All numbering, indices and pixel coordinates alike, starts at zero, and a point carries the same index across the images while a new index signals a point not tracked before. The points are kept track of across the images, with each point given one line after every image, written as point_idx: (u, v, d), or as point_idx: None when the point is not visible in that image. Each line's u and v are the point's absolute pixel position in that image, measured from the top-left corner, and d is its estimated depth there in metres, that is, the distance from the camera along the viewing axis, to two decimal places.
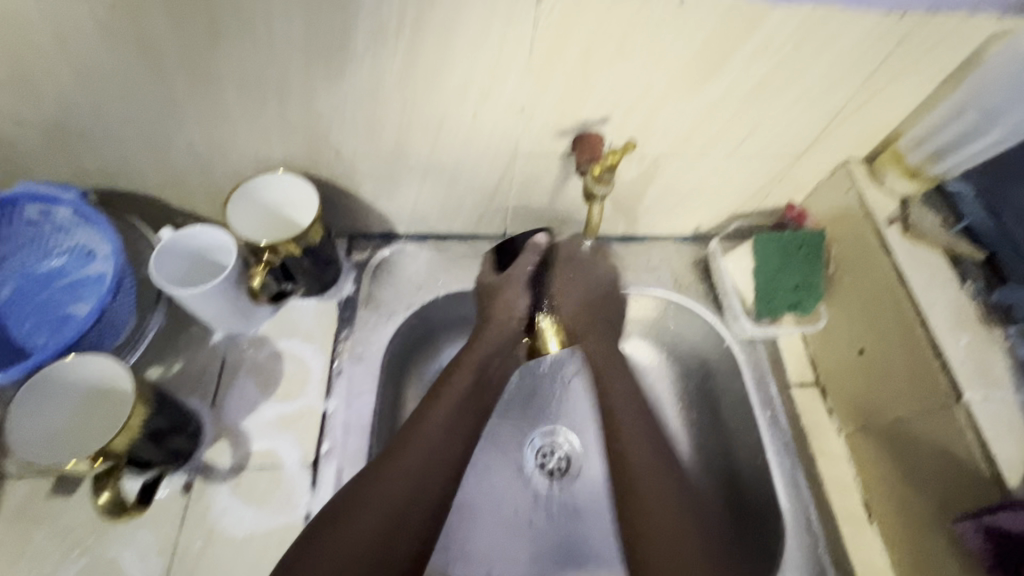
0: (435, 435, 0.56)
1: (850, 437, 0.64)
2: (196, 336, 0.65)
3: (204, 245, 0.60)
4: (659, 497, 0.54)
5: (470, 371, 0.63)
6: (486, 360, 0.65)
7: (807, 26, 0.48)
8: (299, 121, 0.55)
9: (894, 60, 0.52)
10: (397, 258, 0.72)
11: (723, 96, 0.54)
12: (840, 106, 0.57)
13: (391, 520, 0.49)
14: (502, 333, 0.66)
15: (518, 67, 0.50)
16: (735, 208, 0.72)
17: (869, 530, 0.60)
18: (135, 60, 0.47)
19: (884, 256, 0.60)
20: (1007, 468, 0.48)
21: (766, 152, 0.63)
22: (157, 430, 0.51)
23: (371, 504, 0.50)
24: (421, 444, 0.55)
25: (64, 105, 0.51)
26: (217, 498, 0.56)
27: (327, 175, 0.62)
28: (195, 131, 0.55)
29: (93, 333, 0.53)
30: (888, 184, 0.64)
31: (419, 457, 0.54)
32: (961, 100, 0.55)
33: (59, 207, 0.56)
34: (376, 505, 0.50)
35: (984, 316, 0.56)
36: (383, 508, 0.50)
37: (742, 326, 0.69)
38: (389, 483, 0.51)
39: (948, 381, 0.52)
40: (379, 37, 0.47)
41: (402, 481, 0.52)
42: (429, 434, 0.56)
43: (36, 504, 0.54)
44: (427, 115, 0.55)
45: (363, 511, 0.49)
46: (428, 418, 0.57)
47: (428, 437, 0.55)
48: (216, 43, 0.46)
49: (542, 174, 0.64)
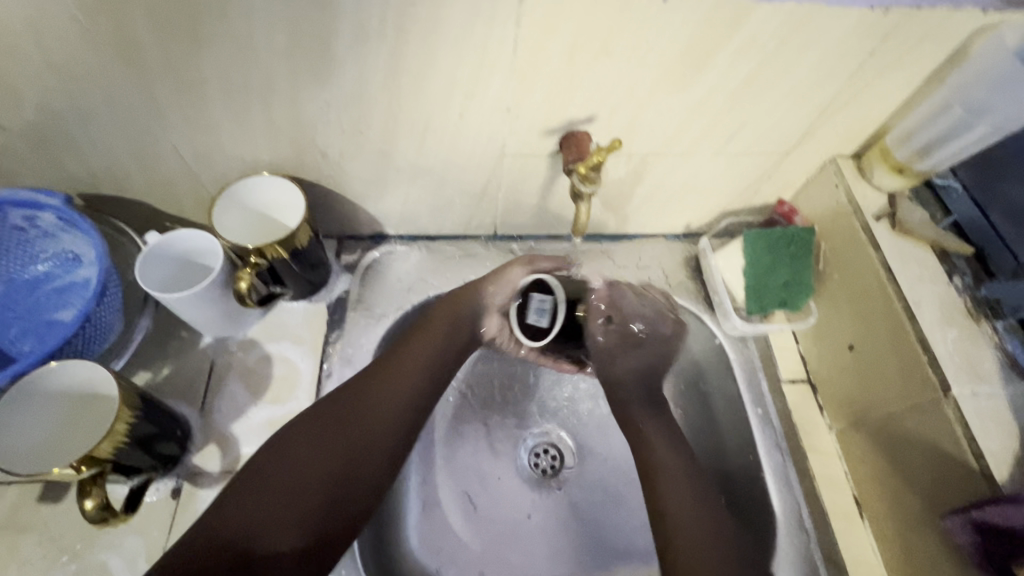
0: (397, 389, 0.58)
1: (841, 434, 0.64)
2: (185, 340, 0.64)
3: (191, 249, 0.59)
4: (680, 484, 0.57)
5: (437, 334, 0.63)
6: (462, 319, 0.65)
7: (791, 23, 0.48)
8: (284, 123, 0.54)
9: (880, 56, 0.52)
10: (386, 259, 0.72)
11: (710, 94, 0.54)
12: (826, 103, 0.57)
13: (337, 463, 0.53)
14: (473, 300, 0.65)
15: (502, 68, 0.50)
16: (725, 206, 0.72)
17: (860, 526, 0.60)
18: (116, 63, 0.47)
19: (872, 251, 0.60)
20: (995, 463, 0.48)
21: (754, 150, 0.63)
22: (144, 436, 0.51)
23: (308, 451, 0.52)
24: (375, 404, 0.56)
25: (46, 110, 0.51)
26: (207, 503, 0.56)
27: (314, 177, 0.62)
28: (180, 134, 0.54)
29: (79, 338, 0.53)
30: (875, 181, 0.63)
31: (378, 408, 0.56)
32: (946, 96, 0.55)
33: (43, 213, 0.55)
34: (323, 446, 0.53)
35: (973, 311, 0.56)
36: (333, 452, 0.53)
37: (733, 324, 0.69)
38: (337, 432, 0.54)
39: (937, 376, 0.52)
40: (361, 38, 0.46)
41: (349, 428, 0.54)
42: (388, 392, 0.57)
43: (24, 511, 0.54)
44: (413, 116, 0.55)
45: (310, 442, 0.53)
46: (391, 380, 0.58)
47: (396, 395, 0.58)
48: (197, 46, 0.46)
49: (530, 174, 0.64)
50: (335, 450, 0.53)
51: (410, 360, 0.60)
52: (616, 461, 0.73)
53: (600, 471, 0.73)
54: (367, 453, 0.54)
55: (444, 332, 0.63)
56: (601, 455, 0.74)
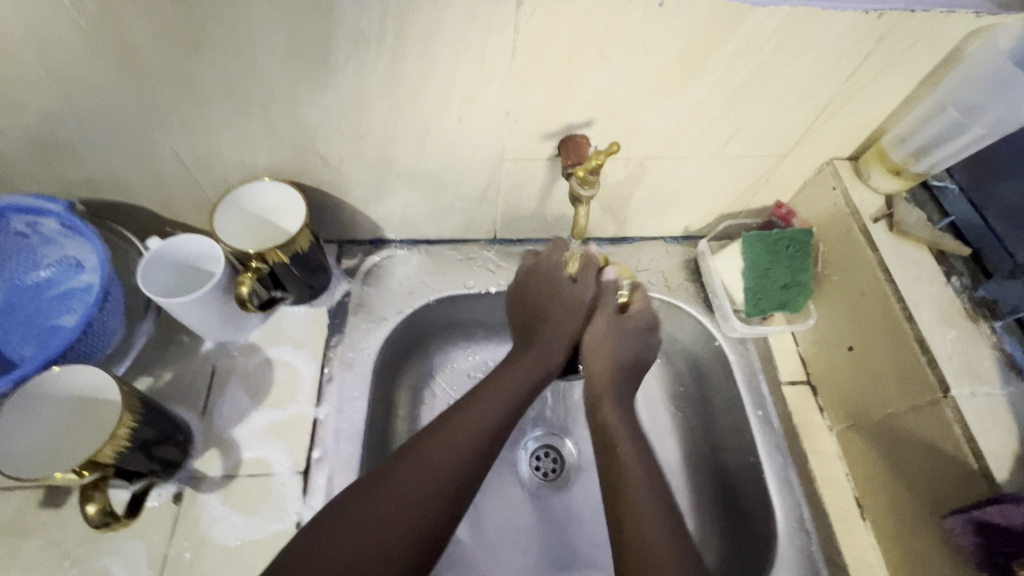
0: (475, 430, 0.54)
1: (841, 434, 0.64)
2: (186, 345, 0.65)
3: (192, 253, 0.60)
4: (646, 488, 0.53)
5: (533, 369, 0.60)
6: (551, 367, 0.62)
7: (786, 27, 0.48)
8: (285, 129, 0.55)
9: (874, 59, 0.52)
10: (387, 264, 0.73)
11: (707, 97, 0.55)
12: (823, 105, 0.57)
13: (410, 526, 0.48)
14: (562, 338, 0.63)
15: (501, 72, 0.50)
16: (724, 209, 0.73)
17: (862, 527, 0.60)
18: (118, 70, 0.47)
19: (869, 253, 0.61)
20: (995, 463, 0.48)
21: (752, 152, 0.63)
22: (145, 440, 0.51)
23: (387, 500, 0.48)
24: (440, 447, 0.52)
25: (48, 117, 0.51)
26: (208, 507, 0.56)
27: (314, 182, 0.62)
28: (181, 140, 0.55)
29: (82, 343, 0.53)
30: (873, 183, 0.64)
31: (438, 452, 0.52)
32: (940, 97, 0.55)
33: (46, 219, 0.56)
34: (390, 507, 0.48)
35: (971, 312, 0.57)
36: (420, 488, 0.50)
37: (733, 326, 0.69)
38: (396, 483, 0.49)
39: (935, 376, 0.53)
40: (361, 44, 0.47)
41: (426, 473, 0.50)
42: (462, 430, 0.54)
43: (25, 517, 0.54)
44: (413, 121, 0.55)
45: (383, 492, 0.49)
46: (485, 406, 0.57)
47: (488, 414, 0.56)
48: (198, 53, 0.46)
49: (529, 178, 0.64)
50: (413, 504, 0.49)
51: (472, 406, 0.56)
52: None
53: (600, 474, 0.73)
54: (431, 508, 0.49)
55: (533, 377, 0.60)
56: None
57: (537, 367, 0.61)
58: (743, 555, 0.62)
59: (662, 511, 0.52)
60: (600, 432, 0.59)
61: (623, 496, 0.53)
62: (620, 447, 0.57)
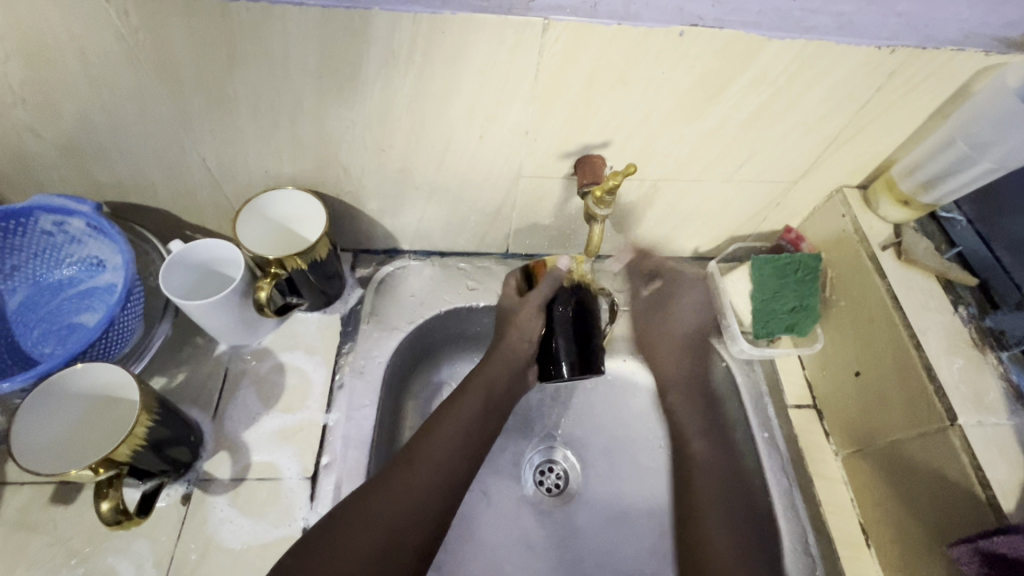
0: (441, 455, 0.54)
1: (847, 459, 0.65)
2: (200, 347, 0.65)
3: (212, 257, 0.61)
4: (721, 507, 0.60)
5: (480, 392, 0.59)
6: (497, 383, 0.60)
7: (801, 58, 0.49)
8: (310, 140, 0.56)
9: (887, 92, 0.53)
10: (400, 274, 0.74)
11: (721, 122, 0.56)
12: (835, 133, 0.58)
13: (392, 529, 0.49)
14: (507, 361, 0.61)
15: (522, 93, 0.52)
16: (733, 232, 0.74)
17: (867, 554, 0.60)
18: (154, 79, 0.49)
19: (878, 280, 0.61)
20: (1002, 492, 0.48)
21: (764, 177, 0.64)
22: (158, 440, 0.51)
23: (373, 514, 0.49)
24: (428, 462, 0.53)
25: (83, 121, 0.53)
26: (215, 510, 0.56)
27: (333, 192, 0.64)
28: (207, 146, 0.56)
29: (100, 342, 0.54)
30: (882, 212, 0.65)
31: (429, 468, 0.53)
32: (951, 130, 0.57)
33: (73, 219, 0.57)
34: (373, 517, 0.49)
35: (977, 341, 0.57)
36: (378, 527, 0.48)
37: (741, 347, 0.70)
38: (394, 493, 0.50)
39: (943, 405, 0.53)
40: (391, 61, 0.48)
41: (406, 495, 0.51)
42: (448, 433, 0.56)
43: (34, 513, 0.54)
44: (434, 137, 0.57)
45: (377, 503, 0.50)
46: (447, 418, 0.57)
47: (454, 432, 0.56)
48: (232, 65, 0.48)
49: (544, 195, 0.65)
50: (396, 510, 0.49)
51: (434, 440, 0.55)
52: (622, 483, 0.73)
53: (605, 491, 0.73)
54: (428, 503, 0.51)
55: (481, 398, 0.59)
56: (605, 476, 0.74)
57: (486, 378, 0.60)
58: None
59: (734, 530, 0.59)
60: None
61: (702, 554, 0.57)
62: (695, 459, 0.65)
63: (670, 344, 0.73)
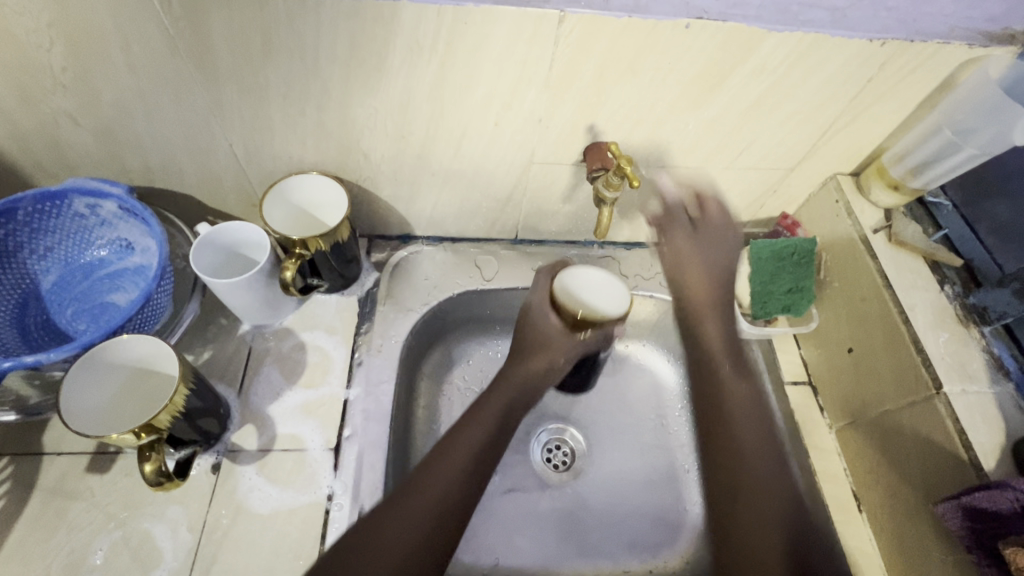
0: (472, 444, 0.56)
1: (840, 432, 0.68)
2: (224, 327, 0.68)
3: (237, 240, 0.63)
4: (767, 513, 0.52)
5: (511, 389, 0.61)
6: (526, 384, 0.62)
7: (799, 50, 0.53)
8: (334, 127, 0.59)
9: (879, 82, 0.57)
10: (413, 259, 0.77)
11: (723, 111, 0.60)
12: (831, 122, 0.62)
13: (433, 512, 0.50)
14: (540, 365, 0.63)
15: (538, 82, 0.55)
16: (732, 218, 0.78)
17: (859, 519, 0.64)
18: (191, 67, 0.52)
19: (870, 261, 0.65)
20: (982, 453, 0.52)
21: (763, 164, 0.68)
22: (192, 410, 0.54)
23: (414, 501, 0.51)
24: (460, 450, 0.55)
25: (119, 108, 0.55)
26: (244, 478, 0.59)
27: (353, 178, 0.67)
28: (236, 133, 0.59)
29: (137, 317, 0.57)
30: (874, 198, 0.68)
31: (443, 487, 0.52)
32: (937, 119, 0.60)
33: (106, 201, 0.60)
34: (396, 534, 0.48)
35: (962, 317, 0.61)
36: (419, 511, 0.50)
37: (740, 328, 0.73)
38: (408, 510, 0.50)
39: (930, 374, 0.57)
40: (416, 51, 0.51)
41: (440, 478, 0.53)
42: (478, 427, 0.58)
43: (72, 480, 0.57)
44: (452, 124, 0.60)
45: (414, 490, 0.52)
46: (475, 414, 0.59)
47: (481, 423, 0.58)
48: (266, 54, 0.51)
49: (554, 181, 0.69)
50: (435, 494, 0.51)
51: (450, 455, 0.55)
52: (626, 459, 0.76)
53: (610, 467, 0.76)
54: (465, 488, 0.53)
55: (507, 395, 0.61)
56: (611, 452, 0.77)
57: (504, 393, 0.61)
58: None
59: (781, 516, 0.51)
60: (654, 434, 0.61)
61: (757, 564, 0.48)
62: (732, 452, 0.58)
63: (715, 319, 0.62)
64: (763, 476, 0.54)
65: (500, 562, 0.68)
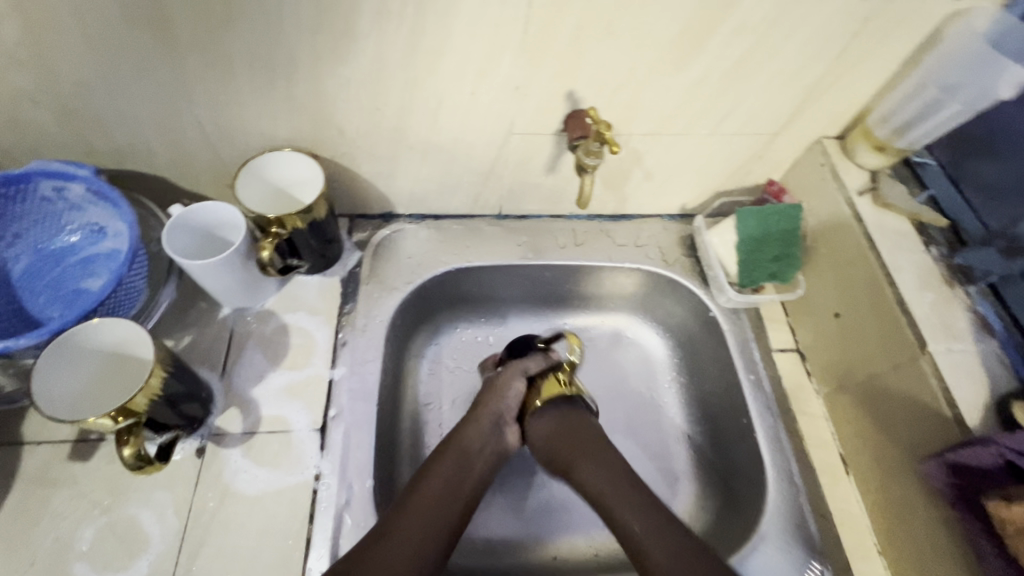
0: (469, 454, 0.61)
1: (828, 396, 0.68)
2: (204, 311, 0.67)
3: (213, 221, 0.62)
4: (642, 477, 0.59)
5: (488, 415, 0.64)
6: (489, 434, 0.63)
7: (780, 6, 0.51)
8: (305, 100, 0.57)
9: (863, 38, 0.56)
10: (396, 237, 0.75)
11: (705, 73, 0.58)
12: (814, 83, 0.61)
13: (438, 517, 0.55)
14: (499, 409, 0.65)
15: (513, 47, 0.53)
16: (718, 187, 0.77)
17: (846, 481, 0.64)
18: (152, 40, 0.50)
19: (856, 224, 0.65)
20: (967, 410, 0.52)
21: (747, 130, 0.67)
22: (172, 394, 0.53)
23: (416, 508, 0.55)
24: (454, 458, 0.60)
25: (79, 85, 0.53)
26: (229, 461, 0.58)
27: (329, 155, 0.65)
28: (204, 109, 0.57)
29: (110, 301, 0.55)
30: (859, 160, 0.67)
31: (423, 520, 0.54)
32: (922, 77, 0.59)
33: (73, 184, 0.58)
34: (399, 545, 0.52)
35: (947, 277, 0.60)
36: (421, 519, 0.54)
37: (727, 296, 0.73)
38: (411, 517, 0.54)
39: (915, 335, 0.57)
40: (383, 16, 0.50)
41: (441, 489, 0.57)
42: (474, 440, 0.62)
43: (54, 468, 0.56)
44: (427, 94, 0.58)
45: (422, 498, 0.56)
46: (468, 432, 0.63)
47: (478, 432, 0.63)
48: (228, 23, 0.49)
49: (536, 152, 0.67)
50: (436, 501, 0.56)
51: (434, 479, 0.58)
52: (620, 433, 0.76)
53: None
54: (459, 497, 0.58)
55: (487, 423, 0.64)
56: None
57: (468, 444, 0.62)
58: (734, 508, 0.66)
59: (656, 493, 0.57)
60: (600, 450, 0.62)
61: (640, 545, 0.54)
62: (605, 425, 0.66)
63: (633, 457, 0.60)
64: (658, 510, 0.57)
65: (492, 536, 0.68)
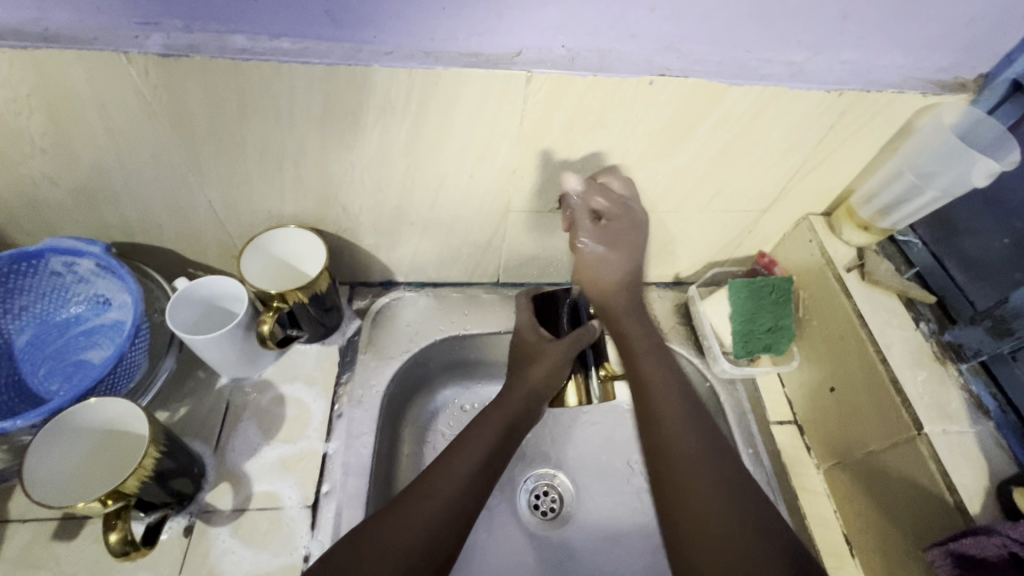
0: (477, 447, 0.57)
1: (827, 472, 0.67)
2: (202, 381, 0.67)
3: (215, 293, 0.63)
4: (671, 400, 0.55)
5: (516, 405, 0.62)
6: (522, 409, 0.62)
7: (760, 103, 0.55)
8: (312, 182, 0.60)
9: (840, 129, 0.59)
10: (395, 305, 0.77)
11: (694, 159, 0.61)
12: (798, 165, 0.64)
13: (433, 519, 0.51)
14: (529, 393, 0.62)
15: (510, 136, 0.57)
16: (710, 257, 0.79)
17: (852, 565, 0.62)
18: (170, 130, 0.53)
19: (845, 300, 0.66)
20: (967, 496, 0.52)
21: (736, 206, 0.69)
22: (164, 471, 0.53)
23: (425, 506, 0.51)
24: (474, 438, 0.58)
25: (98, 169, 0.56)
26: (218, 541, 0.57)
27: (332, 230, 0.67)
28: (214, 189, 0.60)
29: (109, 377, 0.56)
30: (845, 237, 0.70)
31: (427, 515, 0.51)
32: (899, 163, 0.62)
33: (82, 260, 0.60)
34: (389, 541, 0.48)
35: (939, 355, 0.61)
36: (423, 521, 0.50)
37: (722, 367, 0.73)
38: (409, 518, 0.50)
39: (910, 415, 0.57)
40: (389, 111, 0.53)
41: (450, 477, 0.54)
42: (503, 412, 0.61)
43: (37, 549, 0.55)
44: (429, 177, 0.61)
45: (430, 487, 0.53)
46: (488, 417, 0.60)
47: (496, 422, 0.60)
48: (243, 116, 0.52)
49: (532, 228, 0.70)
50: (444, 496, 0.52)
51: (447, 471, 0.55)
52: (618, 507, 0.74)
53: (600, 513, 0.74)
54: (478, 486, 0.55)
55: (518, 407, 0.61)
56: (602, 501, 0.75)
57: (502, 416, 0.60)
58: None
59: (693, 422, 0.54)
60: (637, 387, 0.57)
61: (673, 506, 0.50)
62: (651, 382, 0.57)
63: (671, 394, 0.55)
64: (710, 501, 0.49)
65: None
